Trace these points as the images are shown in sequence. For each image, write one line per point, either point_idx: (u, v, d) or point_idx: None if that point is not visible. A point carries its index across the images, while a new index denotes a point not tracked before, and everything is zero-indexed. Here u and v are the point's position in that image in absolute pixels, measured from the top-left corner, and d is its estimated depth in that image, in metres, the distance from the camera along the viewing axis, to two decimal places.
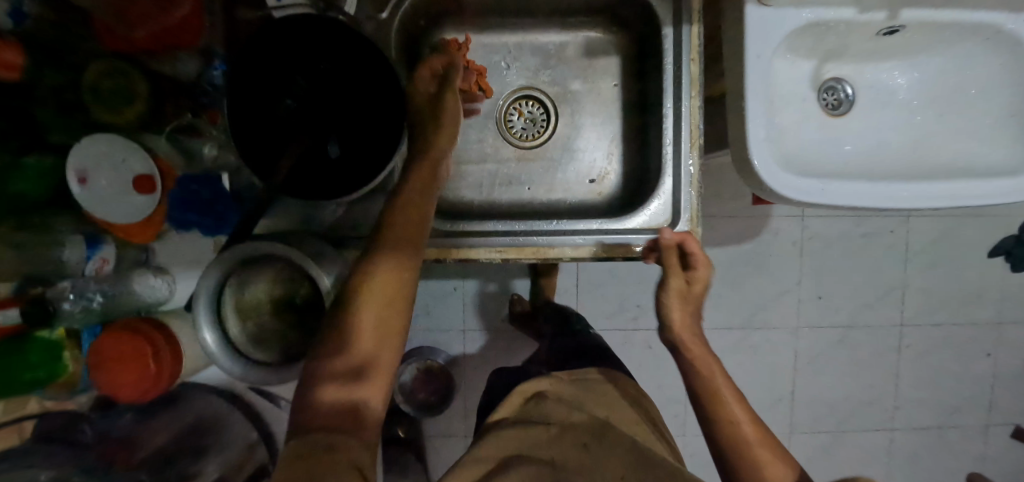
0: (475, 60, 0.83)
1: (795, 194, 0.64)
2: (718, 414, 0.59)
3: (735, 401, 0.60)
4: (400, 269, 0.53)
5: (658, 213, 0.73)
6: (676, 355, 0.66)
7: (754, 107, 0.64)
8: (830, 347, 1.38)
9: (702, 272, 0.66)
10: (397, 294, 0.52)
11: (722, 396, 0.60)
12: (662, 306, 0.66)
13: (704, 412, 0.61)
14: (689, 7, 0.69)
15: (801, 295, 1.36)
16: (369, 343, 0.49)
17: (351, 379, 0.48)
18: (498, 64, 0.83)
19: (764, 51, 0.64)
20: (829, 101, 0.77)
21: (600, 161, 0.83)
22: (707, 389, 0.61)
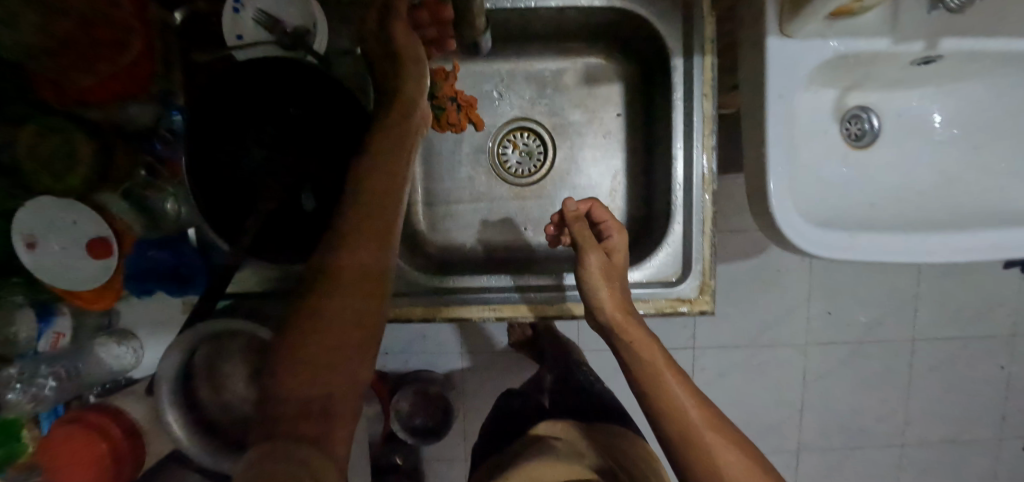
0: (464, 90, 0.75)
1: (819, 251, 0.58)
2: (657, 397, 0.58)
3: (678, 386, 0.59)
4: (371, 271, 0.53)
5: (668, 263, 0.66)
6: (606, 338, 0.63)
7: (776, 155, 0.57)
8: (841, 364, 1.33)
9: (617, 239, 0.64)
10: (367, 295, 0.52)
11: (663, 379, 0.59)
12: (585, 289, 0.62)
13: (648, 403, 0.59)
14: (701, 36, 0.62)
15: (810, 311, 1.30)
16: (330, 353, 0.48)
17: (333, 382, 0.49)
18: (489, 94, 0.76)
19: (786, 90, 0.57)
20: (851, 131, 0.69)
21: (603, 198, 0.76)
22: (652, 380, 0.59)
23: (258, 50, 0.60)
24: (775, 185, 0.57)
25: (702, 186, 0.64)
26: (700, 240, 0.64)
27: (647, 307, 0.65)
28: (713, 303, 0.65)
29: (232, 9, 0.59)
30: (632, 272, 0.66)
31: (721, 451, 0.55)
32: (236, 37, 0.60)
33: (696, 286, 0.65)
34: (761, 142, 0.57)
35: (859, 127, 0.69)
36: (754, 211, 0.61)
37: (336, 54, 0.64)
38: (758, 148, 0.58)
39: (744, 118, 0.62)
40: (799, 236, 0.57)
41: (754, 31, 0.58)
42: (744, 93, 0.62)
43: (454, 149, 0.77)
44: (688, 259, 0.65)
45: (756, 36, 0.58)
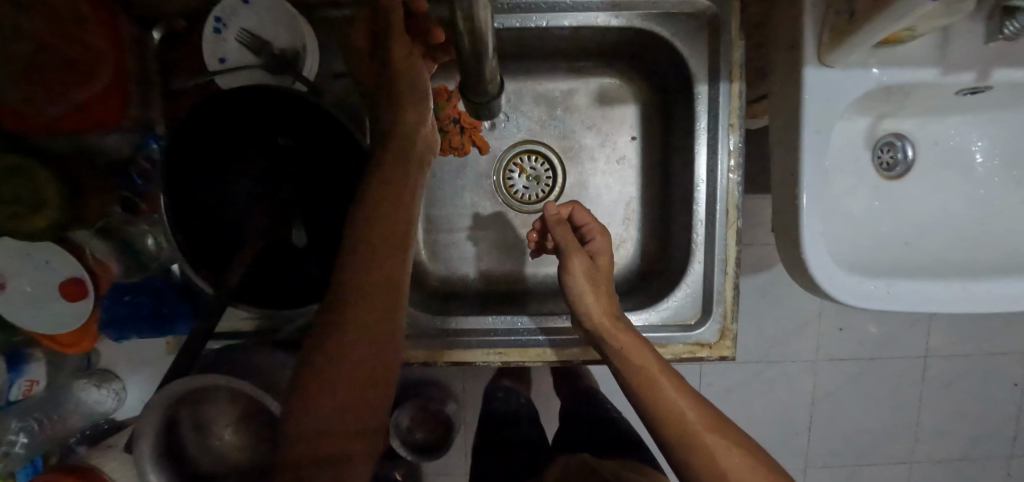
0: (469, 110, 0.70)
1: (851, 301, 0.53)
2: (653, 405, 0.55)
3: (674, 389, 0.55)
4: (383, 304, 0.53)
5: (686, 305, 0.62)
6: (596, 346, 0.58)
7: (812, 196, 0.52)
8: (852, 381, 1.29)
9: (600, 242, 0.63)
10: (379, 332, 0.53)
11: (658, 384, 0.55)
12: (572, 296, 0.59)
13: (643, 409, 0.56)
14: (729, 62, 0.56)
15: (822, 328, 1.26)
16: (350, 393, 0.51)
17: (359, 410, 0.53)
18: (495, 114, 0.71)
19: (823, 125, 0.52)
20: (883, 161, 0.64)
21: (615, 227, 0.71)
22: (644, 385, 0.55)
23: (243, 74, 0.55)
24: (809, 229, 0.52)
25: (726, 224, 0.59)
26: (723, 281, 0.60)
27: (664, 352, 0.61)
28: (735, 349, 0.61)
29: (214, 29, 0.54)
30: (647, 313, 0.62)
31: (724, 456, 0.52)
32: (219, 59, 0.55)
33: (717, 330, 0.60)
34: (795, 182, 0.53)
35: (893, 156, 0.64)
36: (783, 254, 0.56)
37: (329, 77, 0.58)
38: (791, 187, 0.53)
39: (774, 152, 0.57)
40: (833, 285, 0.53)
41: (790, 59, 0.53)
42: (774, 124, 0.57)
43: (456, 174, 0.72)
44: (708, 301, 0.60)
45: (791, 65, 0.53)
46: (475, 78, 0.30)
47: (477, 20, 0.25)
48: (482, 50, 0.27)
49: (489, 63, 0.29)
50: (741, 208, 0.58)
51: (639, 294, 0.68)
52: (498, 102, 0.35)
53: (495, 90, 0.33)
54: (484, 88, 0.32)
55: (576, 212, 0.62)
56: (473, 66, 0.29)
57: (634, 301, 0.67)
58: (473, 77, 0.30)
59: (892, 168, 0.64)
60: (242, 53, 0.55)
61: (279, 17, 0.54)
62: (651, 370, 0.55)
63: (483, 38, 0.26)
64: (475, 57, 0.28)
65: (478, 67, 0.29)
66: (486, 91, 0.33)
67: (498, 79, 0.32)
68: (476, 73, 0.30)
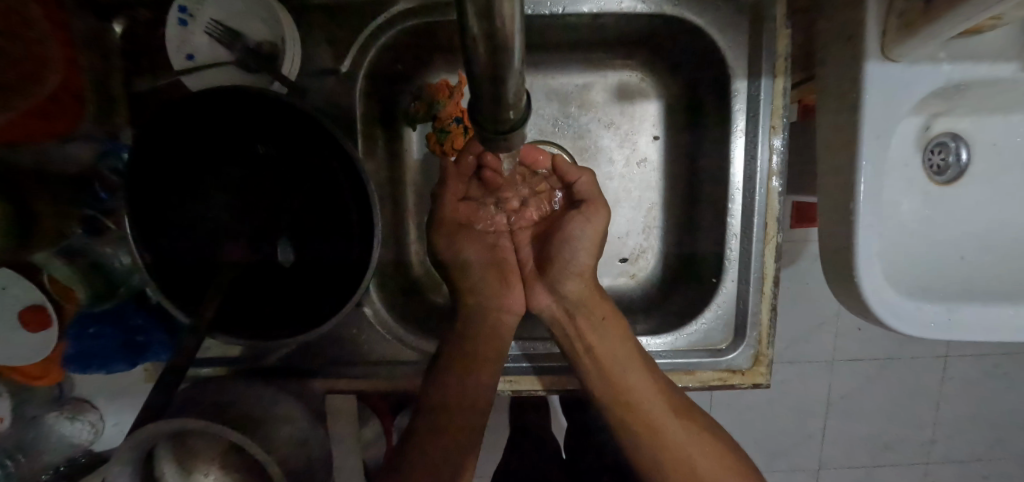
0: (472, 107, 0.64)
1: (905, 330, 0.47)
2: (611, 383, 0.52)
3: (636, 370, 0.52)
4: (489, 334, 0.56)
5: (717, 329, 0.55)
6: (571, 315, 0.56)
7: (869, 212, 0.45)
8: (872, 384, 1.23)
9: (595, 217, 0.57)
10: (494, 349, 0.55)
11: (620, 364, 0.52)
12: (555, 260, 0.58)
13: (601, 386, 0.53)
14: (772, 54, 0.49)
15: (840, 328, 1.18)
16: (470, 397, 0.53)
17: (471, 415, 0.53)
18: None
19: (884, 131, 0.45)
20: (934, 164, 0.56)
21: (634, 236, 0.65)
22: (604, 363, 0.53)
23: (212, 73, 0.48)
24: (864, 248, 0.46)
25: (764, 239, 0.52)
26: (758, 302, 0.53)
27: (691, 380, 0.55)
28: (770, 375, 0.55)
29: (179, 20, 0.47)
30: (672, 336, 0.55)
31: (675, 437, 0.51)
32: (186, 56, 0.48)
33: (750, 356, 0.54)
34: (849, 195, 0.46)
35: (944, 157, 0.56)
36: (829, 275, 0.50)
37: (314, 74, 0.51)
38: (843, 200, 0.47)
39: (822, 157, 0.50)
40: (888, 312, 0.47)
41: (845, 51, 0.46)
42: (822, 126, 0.50)
43: None
44: (741, 324, 0.54)
45: (847, 59, 0.46)
46: (494, 97, 0.24)
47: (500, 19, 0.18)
48: (505, 61, 0.21)
49: (514, 79, 0.22)
50: (781, 221, 0.52)
51: (660, 311, 0.61)
52: (520, 128, 0.28)
53: (519, 112, 0.27)
54: (505, 111, 0.25)
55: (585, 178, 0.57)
56: (494, 81, 0.22)
57: (655, 319, 0.61)
58: (490, 95, 0.24)
59: (944, 171, 0.56)
60: (215, 49, 0.48)
61: (254, 7, 0.48)
62: (619, 350, 0.53)
63: (508, 45, 0.19)
64: (495, 70, 0.21)
65: (500, 82, 0.23)
66: (507, 117, 0.26)
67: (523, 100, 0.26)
68: (495, 89, 0.23)
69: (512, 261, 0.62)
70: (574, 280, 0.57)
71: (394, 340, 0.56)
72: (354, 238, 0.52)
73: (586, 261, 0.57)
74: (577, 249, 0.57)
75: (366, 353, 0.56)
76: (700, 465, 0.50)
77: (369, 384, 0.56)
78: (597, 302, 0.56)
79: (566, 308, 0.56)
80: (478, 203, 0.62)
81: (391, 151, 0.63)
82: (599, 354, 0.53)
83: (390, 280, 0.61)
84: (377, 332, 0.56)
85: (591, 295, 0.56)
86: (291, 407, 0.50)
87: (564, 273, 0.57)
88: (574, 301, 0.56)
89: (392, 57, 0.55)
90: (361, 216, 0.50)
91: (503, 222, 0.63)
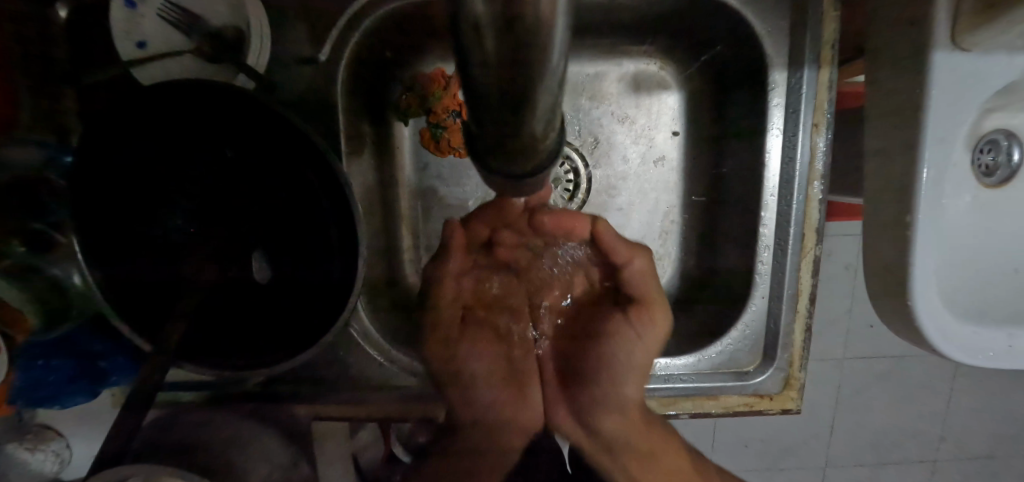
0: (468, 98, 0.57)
1: (962, 357, 0.42)
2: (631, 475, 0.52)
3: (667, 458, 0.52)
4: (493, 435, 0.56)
5: (744, 350, 0.50)
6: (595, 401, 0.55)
7: (927, 225, 0.40)
8: (886, 400, 1.12)
9: (654, 333, 0.52)
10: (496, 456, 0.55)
11: (651, 459, 0.52)
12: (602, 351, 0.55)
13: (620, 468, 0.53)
14: (818, 41, 0.43)
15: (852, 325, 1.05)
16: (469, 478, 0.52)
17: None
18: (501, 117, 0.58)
19: (949, 131, 0.39)
20: (983, 164, 0.48)
21: (650, 242, 0.60)
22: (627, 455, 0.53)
23: (169, 64, 0.41)
24: (921, 265, 0.40)
25: (800, 253, 0.47)
26: (791, 322, 0.48)
27: (714, 407, 0.50)
28: (801, 401, 0.49)
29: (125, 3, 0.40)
30: (694, 357, 0.50)
31: None
32: (136, 45, 0.41)
33: (779, 380, 0.49)
34: (904, 205, 0.40)
35: (995, 156, 0.48)
36: (874, 293, 0.44)
37: (291, 63, 0.44)
38: (897, 211, 0.41)
39: (869, 161, 0.44)
40: (943, 337, 0.41)
41: (904, 38, 0.40)
42: (871, 125, 0.44)
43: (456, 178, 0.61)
44: (771, 345, 0.49)
45: (906, 46, 0.40)
46: (521, 131, 0.19)
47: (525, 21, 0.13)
48: (535, 78, 0.16)
49: (544, 104, 0.18)
50: (821, 232, 0.46)
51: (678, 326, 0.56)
52: (546, 164, 0.25)
53: (546, 145, 0.22)
54: (529, 147, 0.21)
55: (648, 285, 0.53)
56: (521, 109, 0.18)
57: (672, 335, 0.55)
58: (514, 131, 0.20)
59: (995, 172, 0.48)
60: (173, 35, 0.42)
61: None
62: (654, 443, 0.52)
63: (539, 66, 0.16)
64: (521, 89, 0.17)
65: (527, 111, 0.18)
66: (534, 156, 0.23)
67: (556, 129, 0.22)
68: (513, 110, 0.18)
69: (530, 368, 0.60)
70: (618, 421, 0.53)
71: (385, 361, 0.50)
72: (334, 255, 0.45)
73: (636, 394, 0.50)
74: (625, 380, 0.51)
75: (354, 376, 0.51)
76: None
77: (358, 411, 0.50)
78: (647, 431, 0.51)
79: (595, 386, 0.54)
80: (500, 263, 0.57)
81: (381, 148, 0.56)
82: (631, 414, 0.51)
83: (380, 295, 0.56)
84: (366, 353, 0.50)
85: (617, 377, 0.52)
86: (270, 441, 0.45)
87: (606, 407, 0.54)
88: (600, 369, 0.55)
89: (378, 45, 0.49)
90: (343, 228, 0.44)
91: (524, 302, 0.58)
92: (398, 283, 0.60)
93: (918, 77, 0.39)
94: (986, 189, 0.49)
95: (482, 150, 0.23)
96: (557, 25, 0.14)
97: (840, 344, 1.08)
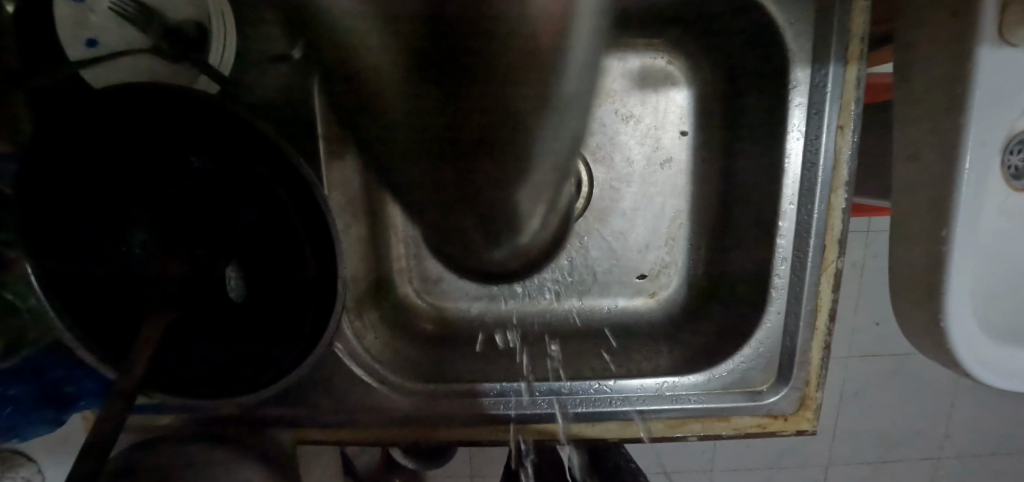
0: None
1: (996, 381, 0.38)
2: None
3: None
4: None
5: (758, 368, 0.46)
6: None
7: (963, 239, 0.36)
8: (901, 427, 1.00)
9: None
10: None
11: None
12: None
13: None
14: (845, 34, 0.39)
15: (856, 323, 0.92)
16: None
17: None
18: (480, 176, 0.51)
19: (990, 133, 0.36)
20: (1010, 166, 0.42)
21: (655, 249, 0.57)
22: None
23: (125, 63, 0.38)
24: (955, 279, 0.37)
25: (821, 265, 0.43)
26: (809, 339, 0.45)
27: (725, 429, 0.46)
28: (818, 422, 0.46)
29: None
30: (703, 376, 0.46)
31: None
32: (88, 42, 0.38)
33: (795, 399, 0.46)
34: (937, 215, 0.37)
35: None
36: (899, 310, 0.41)
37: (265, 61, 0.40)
38: (927, 221, 0.37)
39: (897, 167, 0.40)
40: (977, 358, 0.38)
41: (942, 30, 0.36)
42: (899, 128, 0.40)
43: None
44: (787, 363, 0.45)
45: (943, 40, 0.36)
46: (506, 170, 0.24)
47: (522, 66, 0.18)
48: (530, 116, 0.20)
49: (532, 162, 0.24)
50: (843, 244, 0.42)
51: (685, 340, 0.53)
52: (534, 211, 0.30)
53: (536, 186, 0.27)
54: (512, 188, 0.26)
55: None
56: (513, 160, 0.23)
57: (679, 350, 0.52)
58: (501, 169, 0.24)
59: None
60: (133, 33, 0.38)
61: None
62: None
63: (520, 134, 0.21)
64: (517, 123, 0.21)
65: (526, 150, 0.23)
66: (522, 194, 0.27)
67: (549, 175, 0.26)
68: (505, 140, 0.22)
69: None
70: None
71: (373, 381, 0.47)
72: (313, 272, 0.42)
73: None
74: None
75: (338, 398, 0.47)
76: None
77: (345, 432, 0.47)
78: None
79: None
80: None
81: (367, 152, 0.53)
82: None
83: (367, 310, 0.53)
84: (350, 372, 0.47)
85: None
86: (248, 470, 0.42)
87: None
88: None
89: None
90: (319, 244, 0.40)
91: None
92: (386, 296, 0.57)
93: (959, 73, 0.35)
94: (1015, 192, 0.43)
95: (461, 196, 0.27)
96: (567, 79, 0.19)
97: (864, 365, 0.95)
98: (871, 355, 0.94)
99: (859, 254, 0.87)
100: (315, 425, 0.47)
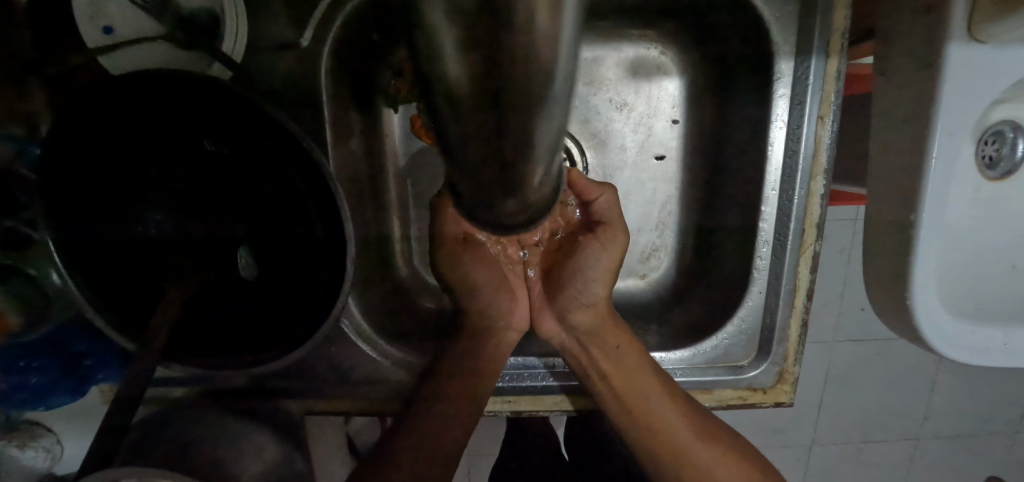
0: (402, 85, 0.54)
1: (957, 356, 0.41)
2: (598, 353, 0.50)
3: (621, 351, 0.49)
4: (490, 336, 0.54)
5: (738, 344, 0.49)
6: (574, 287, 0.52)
7: (929, 229, 0.39)
8: (881, 407, 1.04)
9: (593, 246, 0.51)
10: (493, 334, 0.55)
11: (606, 341, 0.50)
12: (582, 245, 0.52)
13: (596, 341, 0.51)
14: (827, 30, 0.41)
15: (841, 308, 0.95)
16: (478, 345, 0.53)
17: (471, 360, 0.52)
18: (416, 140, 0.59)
19: (960, 125, 0.38)
20: (986, 156, 0.46)
21: (647, 233, 0.60)
22: (592, 326, 0.51)
23: (140, 50, 0.40)
24: (921, 261, 0.39)
25: (800, 248, 0.46)
26: (787, 317, 0.48)
27: (708, 400, 0.50)
28: (794, 394, 0.49)
29: None
30: (688, 352, 0.50)
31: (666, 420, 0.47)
32: (104, 30, 0.40)
33: (774, 373, 0.49)
34: (908, 201, 0.39)
35: (1000, 147, 0.46)
36: (870, 290, 0.44)
37: (274, 49, 0.42)
38: (897, 207, 0.40)
39: (873, 156, 0.43)
40: (940, 336, 0.41)
41: (916, 29, 0.38)
42: (876, 118, 0.43)
43: (411, 148, 0.60)
44: (767, 340, 0.49)
45: (917, 37, 0.38)
46: (515, 174, 0.18)
47: (543, 54, 0.13)
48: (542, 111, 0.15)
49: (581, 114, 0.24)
50: (820, 229, 0.45)
51: (672, 319, 0.56)
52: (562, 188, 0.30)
53: (538, 193, 0.21)
54: (504, 200, 0.20)
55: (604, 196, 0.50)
56: None
57: (668, 328, 0.55)
58: (512, 178, 0.18)
59: (999, 163, 0.46)
60: (147, 21, 0.40)
61: None
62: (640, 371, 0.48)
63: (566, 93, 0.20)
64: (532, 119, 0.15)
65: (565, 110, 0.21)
66: (528, 201, 0.21)
67: (550, 181, 0.22)
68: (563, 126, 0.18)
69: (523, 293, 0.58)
70: (584, 311, 0.52)
71: (378, 357, 0.50)
72: (321, 251, 0.44)
73: (599, 293, 0.52)
74: (589, 280, 0.51)
75: (346, 369, 0.50)
76: (694, 450, 0.47)
77: (351, 404, 0.50)
78: (609, 327, 0.51)
79: (579, 339, 0.52)
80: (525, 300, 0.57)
81: (368, 137, 0.56)
82: (616, 384, 0.48)
83: (373, 288, 0.55)
84: (355, 345, 0.50)
85: (604, 323, 0.51)
86: (260, 438, 0.44)
87: (573, 303, 0.53)
88: (585, 332, 0.51)
89: (359, 30, 0.46)
90: (327, 223, 0.42)
91: None
92: (388, 275, 0.59)
93: (933, 67, 0.37)
94: (988, 181, 0.46)
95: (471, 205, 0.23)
96: (560, 66, 0.14)
97: (848, 348, 0.99)
98: (856, 340, 0.98)
99: (844, 241, 0.90)
100: (323, 396, 0.50)
